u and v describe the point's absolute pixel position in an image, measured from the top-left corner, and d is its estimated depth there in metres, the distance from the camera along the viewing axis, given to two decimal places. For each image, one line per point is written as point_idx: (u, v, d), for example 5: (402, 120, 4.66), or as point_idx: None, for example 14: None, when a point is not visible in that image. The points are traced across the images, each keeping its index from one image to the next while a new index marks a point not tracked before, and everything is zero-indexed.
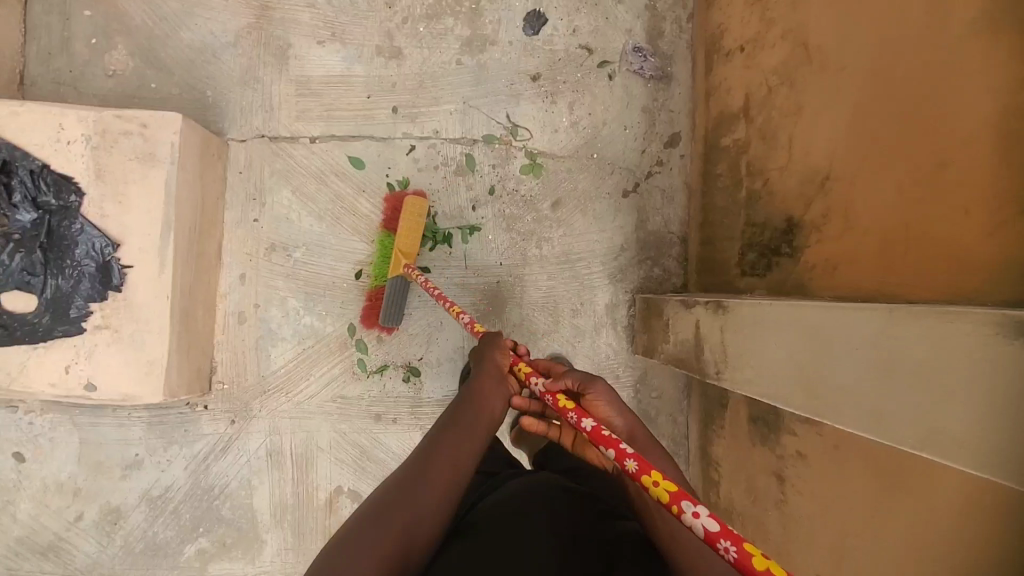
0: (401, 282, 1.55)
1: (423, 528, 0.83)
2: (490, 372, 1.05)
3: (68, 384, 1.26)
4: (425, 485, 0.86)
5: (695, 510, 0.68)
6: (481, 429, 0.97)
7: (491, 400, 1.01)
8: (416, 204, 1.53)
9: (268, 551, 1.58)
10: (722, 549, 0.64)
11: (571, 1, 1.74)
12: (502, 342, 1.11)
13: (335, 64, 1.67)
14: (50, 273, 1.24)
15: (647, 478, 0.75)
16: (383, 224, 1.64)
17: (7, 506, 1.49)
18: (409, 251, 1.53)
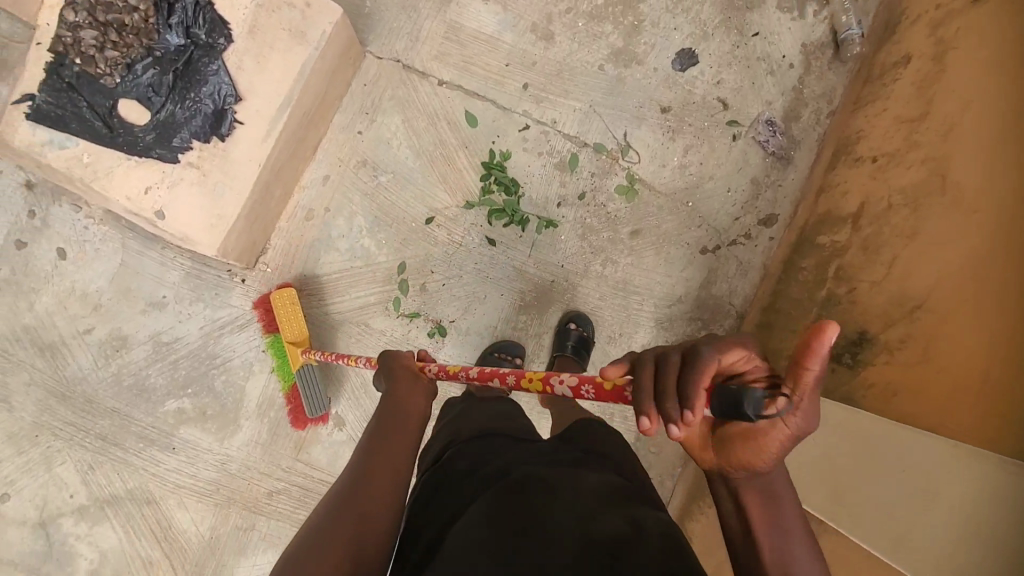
0: (313, 370, 1.55)
1: (376, 530, 0.81)
2: (404, 376, 1.10)
3: (142, 204, 1.28)
4: (369, 489, 0.85)
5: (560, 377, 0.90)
6: (409, 424, 1.01)
7: (409, 400, 1.05)
8: (288, 295, 1.53)
9: (239, 437, 1.58)
10: (586, 392, 0.86)
11: (727, 55, 1.76)
12: (405, 353, 1.18)
13: (489, 23, 1.70)
14: (171, 98, 1.27)
15: (525, 378, 0.96)
16: (264, 331, 1.58)
17: (30, 293, 1.51)
18: (300, 339, 1.54)
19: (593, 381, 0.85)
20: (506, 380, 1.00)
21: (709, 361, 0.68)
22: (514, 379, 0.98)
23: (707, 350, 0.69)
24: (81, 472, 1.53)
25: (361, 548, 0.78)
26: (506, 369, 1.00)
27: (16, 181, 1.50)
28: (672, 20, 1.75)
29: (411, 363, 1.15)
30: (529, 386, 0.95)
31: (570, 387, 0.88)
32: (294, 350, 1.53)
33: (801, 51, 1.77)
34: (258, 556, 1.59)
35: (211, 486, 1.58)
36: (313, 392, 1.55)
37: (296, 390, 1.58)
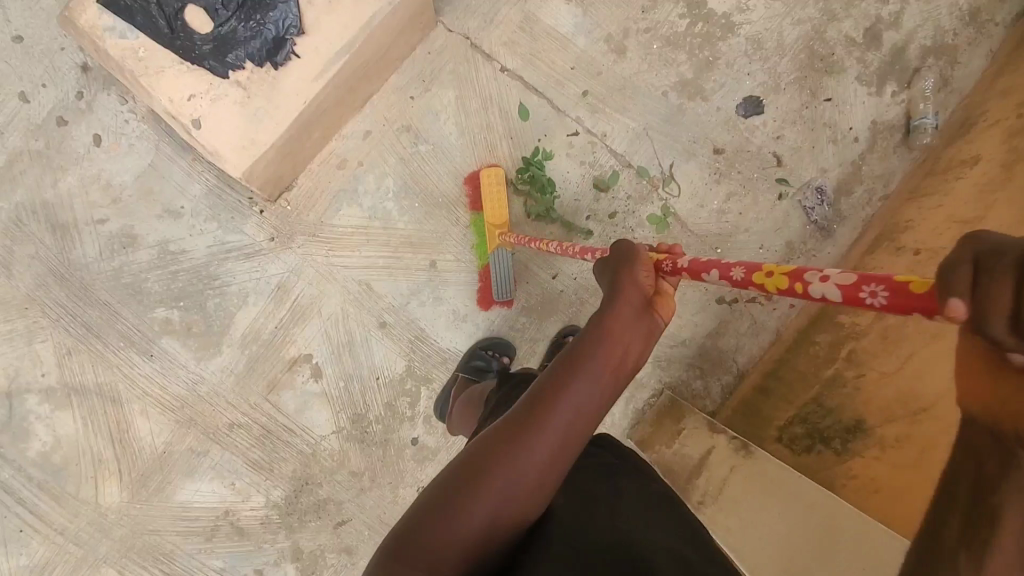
0: (506, 253, 1.61)
1: (507, 510, 0.74)
2: (626, 307, 0.82)
3: (182, 109, 1.29)
4: (517, 457, 0.74)
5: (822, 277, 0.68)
6: (603, 378, 0.78)
7: (619, 347, 0.79)
8: (495, 175, 1.61)
9: (216, 362, 1.58)
10: (869, 295, 0.63)
11: (793, 112, 1.72)
12: (643, 259, 0.87)
13: (565, 23, 1.69)
14: (237, 16, 1.27)
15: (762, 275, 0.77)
16: (469, 207, 1.65)
17: (57, 170, 1.53)
18: (502, 221, 1.60)
19: (869, 282, 0.63)
20: (729, 276, 0.82)
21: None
22: (744, 276, 0.80)
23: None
24: (58, 354, 1.54)
25: (490, 533, 0.73)
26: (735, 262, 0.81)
27: (74, 61, 1.52)
28: (747, 65, 1.72)
29: (644, 280, 0.86)
30: (763, 287, 0.77)
31: (829, 287, 0.67)
32: (496, 230, 1.59)
33: (870, 127, 1.72)
34: (203, 482, 1.59)
35: (176, 402, 1.57)
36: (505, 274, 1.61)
37: (488, 272, 1.65)
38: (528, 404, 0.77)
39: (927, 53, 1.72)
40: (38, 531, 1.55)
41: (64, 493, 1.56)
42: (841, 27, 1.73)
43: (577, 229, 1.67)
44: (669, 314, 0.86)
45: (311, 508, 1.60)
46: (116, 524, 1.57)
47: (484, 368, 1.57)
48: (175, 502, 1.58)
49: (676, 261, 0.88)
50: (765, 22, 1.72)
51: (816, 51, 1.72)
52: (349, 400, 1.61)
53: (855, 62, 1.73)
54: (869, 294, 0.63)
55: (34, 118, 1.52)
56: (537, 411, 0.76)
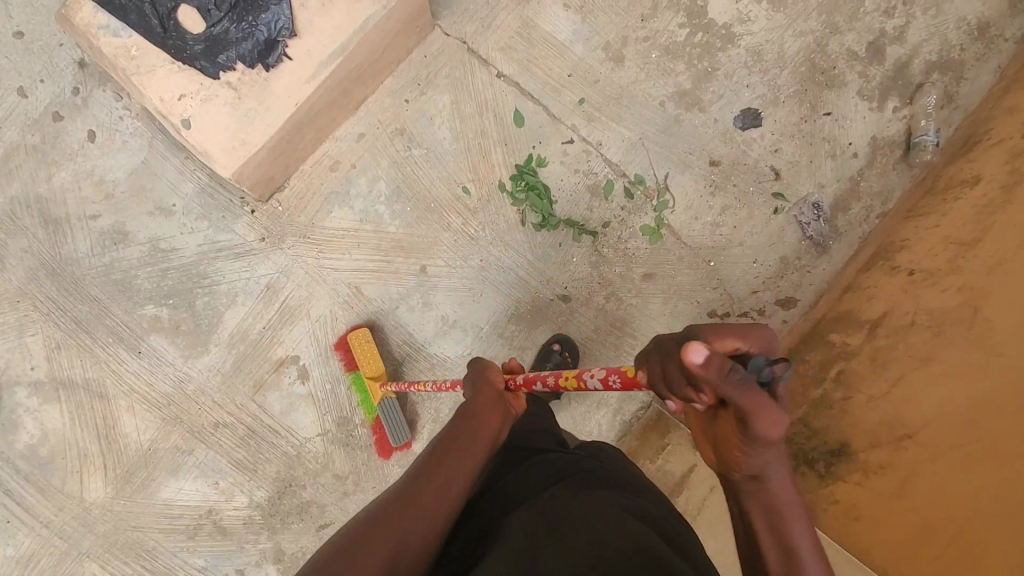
0: (393, 401, 1.55)
1: (413, 544, 0.81)
2: (487, 394, 1.07)
3: (172, 108, 1.29)
4: (416, 496, 0.87)
5: (590, 376, 0.91)
6: (478, 442, 0.98)
7: (485, 419, 1.02)
8: (363, 332, 1.56)
9: (203, 360, 1.58)
10: (614, 383, 0.85)
11: (792, 126, 1.70)
12: (494, 366, 1.15)
13: (563, 30, 1.68)
14: (229, 17, 1.27)
15: (557, 380, 0.99)
16: (346, 368, 1.59)
17: (51, 165, 1.54)
18: (378, 373, 1.55)
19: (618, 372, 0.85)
20: (543, 381, 1.03)
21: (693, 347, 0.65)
22: (553, 379, 0.98)
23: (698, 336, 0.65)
24: (48, 347, 1.55)
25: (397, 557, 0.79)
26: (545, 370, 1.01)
27: (72, 57, 1.53)
28: (747, 77, 1.70)
29: (497, 380, 1.12)
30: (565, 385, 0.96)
31: (599, 381, 0.89)
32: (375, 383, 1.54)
33: (870, 143, 1.70)
34: (187, 481, 1.59)
35: (163, 399, 1.58)
36: (396, 421, 1.55)
37: (379, 423, 1.58)
38: (417, 467, 0.93)
39: (931, 69, 1.70)
40: (24, 524, 1.56)
41: (49, 486, 1.57)
42: (843, 41, 1.71)
43: (580, 229, 1.66)
44: (518, 409, 1.12)
45: (294, 510, 1.60)
46: (100, 519, 1.57)
47: None
48: (158, 499, 1.58)
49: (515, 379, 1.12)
50: (766, 34, 1.70)
51: (817, 64, 1.70)
52: (335, 403, 1.61)
53: (857, 76, 1.70)
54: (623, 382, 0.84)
55: (31, 113, 1.53)
56: (430, 466, 0.92)
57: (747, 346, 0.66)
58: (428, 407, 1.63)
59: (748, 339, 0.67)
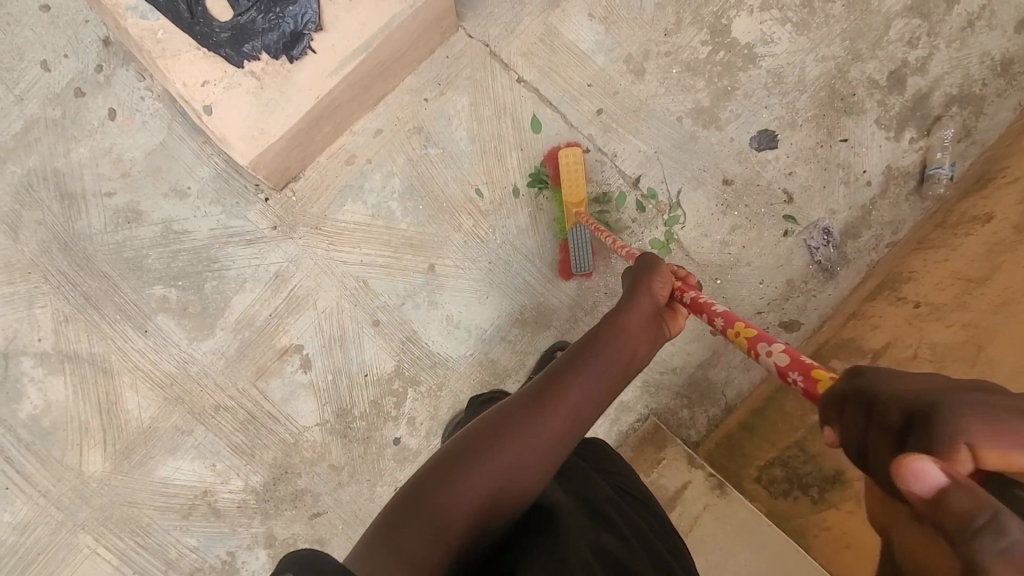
0: (583, 229, 1.61)
1: (537, 450, 0.85)
2: (640, 310, 1.03)
3: (195, 94, 1.28)
4: (535, 414, 0.87)
5: (770, 349, 0.90)
6: (620, 361, 0.96)
7: (633, 340, 0.99)
8: (573, 152, 1.60)
9: (209, 343, 1.60)
10: (792, 378, 0.84)
11: (807, 150, 1.70)
12: (662, 273, 1.09)
13: (586, 40, 1.68)
14: (257, 7, 1.27)
15: (733, 328, 0.97)
16: (552, 180, 1.66)
17: (70, 140, 1.54)
18: (579, 197, 1.60)
19: (803, 371, 0.83)
20: (713, 322, 1.00)
21: (958, 449, 0.52)
22: (723, 323, 0.98)
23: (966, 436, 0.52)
24: (56, 320, 1.57)
25: (507, 475, 0.83)
26: (717, 308, 1.00)
27: (97, 35, 1.54)
28: (766, 98, 1.70)
29: (659, 293, 1.07)
30: (733, 337, 0.97)
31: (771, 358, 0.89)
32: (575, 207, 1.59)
33: (884, 172, 1.71)
34: (185, 461, 1.61)
35: (166, 379, 1.59)
36: (581, 249, 1.62)
37: (567, 246, 1.67)
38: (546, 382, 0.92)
39: (951, 102, 1.70)
40: (21, 492, 1.58)
41: (49, 457, 1.59)
42: (865, 68, 1.71)
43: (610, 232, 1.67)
44: (674, 329, 1.09)
45: (288, 497, 1.62)
46: (96, 493, 1.60)
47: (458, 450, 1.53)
48: (155, 476, 1.61)
49: (683, 294, 1.08)
50: (788, 57, 1.71)
51: (836, 90, 1.71)
52: (335, 394, 1.63)
53: (876, 105, 1.71)
54: (801, 375, 0.83)
55: (54, 87, 1.54)
56: (567, 374, 0.92)
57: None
58: (428, 404, 1.64)
59: None
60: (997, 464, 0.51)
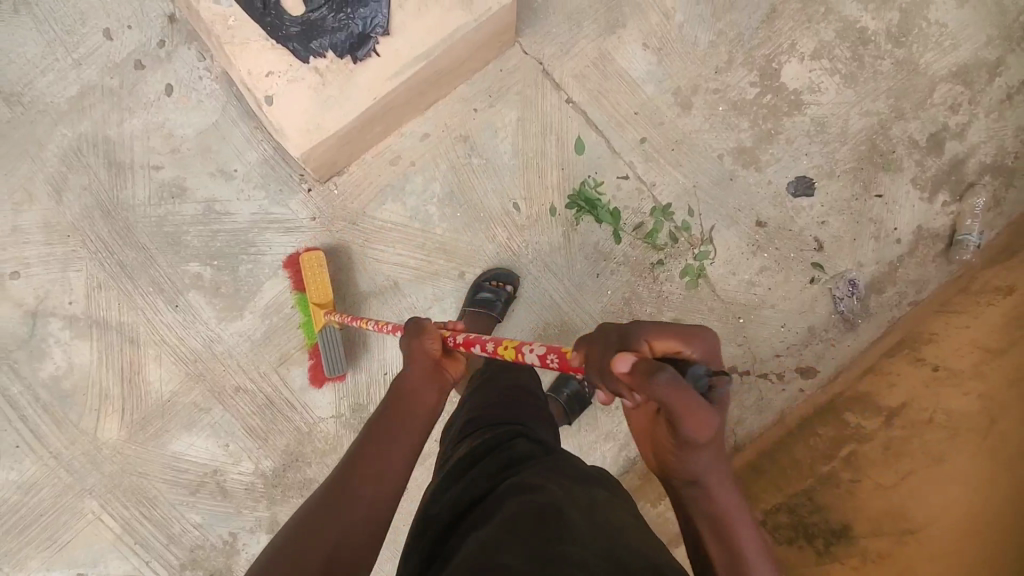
0: (334, 331, 1.57)
1: (357, 531, 0.84)
2: (418, 371, 1.05)
3: (258, 83, 1.29)
4: (347, 497, 0.87)
5: (530, 347, 0.94)
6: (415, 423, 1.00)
7: (415, 399, 1.03)
8: (316, 258, 1.56)
9: (237, 325, 1.63)
10: (550, 362, 0.88)
11: (842, 202, 1.73)
12: (432, 330, 1.10)
13: (638, 69, 1.70)
14: (329, 5, 1.28)
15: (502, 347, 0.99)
16: (295, 287, 1.62)
17: (125, 111, 1.55)
18: (325, 300, 1.57)
19: (558, 353, 0.88)
20: (484, 347, 1.01)
21: (641, 345, 0.71)
22: (493, 346, 1.00)
23: (641, 339, 0.72)
24: (89, 286, 1.59)
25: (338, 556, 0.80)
26: (486, 336, 1.02)
27: (162, 10, 1.55)
28: (807, 145, 1.73)
29: (433, 346, 1.08)
30: (501, 355, 0.99)
31: (536, 356, 0.91)
32: (319, 310, 1.56)
33: (914, 232, 1.73)
34: (198, 438, 1.63)
35: (191, 355, 1.62)
36: (332, 353, 1.58)
37: (317, 351, 1.63)
38: (349, 466, 0.92)
39: (985, 170, 1.73)
40: (33, 451, 1.60)
41: (66, 420, 1.61)
42: (906, 127, 1.73)
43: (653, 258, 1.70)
44: (456, 372, 1.12)
45: (296, 485, 1.65)
46: (108, 460, 1.62)
47: (490, 300, 1.61)
48: (168, 450, 1.63)
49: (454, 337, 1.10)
50: (834, 107, 1.73)
51: (877, 146, 1.73)
52: (353, 389, 1.65)
53: (913, 164, 1.74)
54: (561, 363, 0.86)
55: (113, 57, 1.54)
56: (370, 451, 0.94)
57: (691, 349, 0.72)
58: None
59: (696, 344, 0.73)
60: (661, 350, 0.72)
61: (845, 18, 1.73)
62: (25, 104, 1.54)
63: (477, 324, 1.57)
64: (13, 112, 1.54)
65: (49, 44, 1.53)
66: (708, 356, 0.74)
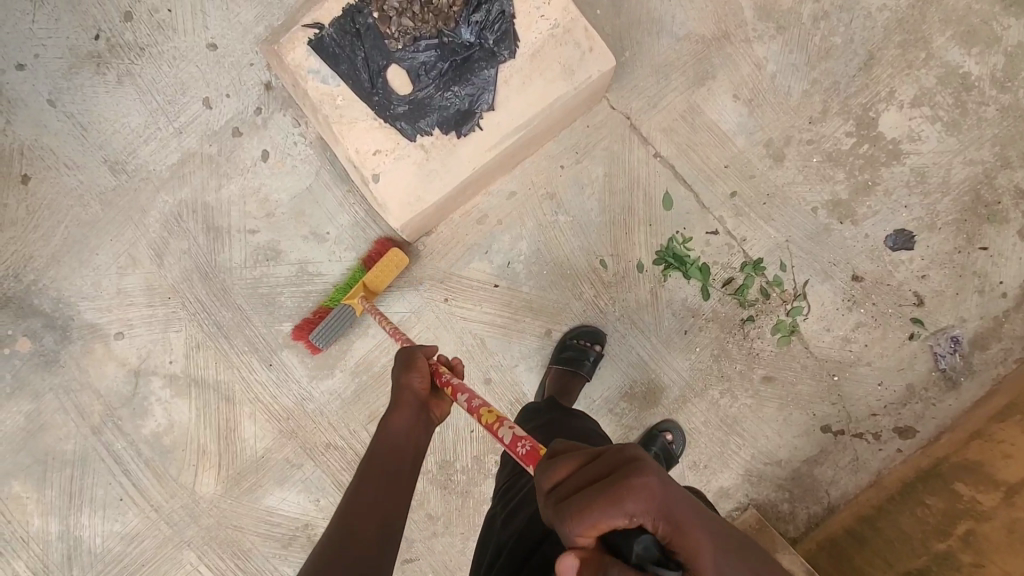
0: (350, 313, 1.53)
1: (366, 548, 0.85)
2: (405, 402, 1.04)
3: (365, 162, 1.34)
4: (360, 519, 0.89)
5: (513, 426, 0.90)
6: (405, 461, 1.00)
7: (405, 437, 1.02)
8: (398, 257, 1.54)
9: (327, 382, 1.65)
10: (520, 447, 0.86)
11: (944, 254, 1.65)
12: (421, 366, 1.08)
13: (728, 121, 1.66)
14: (437, 85, 1.32)
15: (483, 408, 0.96)
16: (364, 262, 1.61)
17: (222, 177, 1.60)
18: (373, 289, 1.54)
19: (530, 443, 0.84)
20: (470, 402, 0.98)
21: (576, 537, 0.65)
22: (478, 404, 0.97)
23: (575, 528, 0.64)
24: (188, 345, 1.63)
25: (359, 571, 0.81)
26: (471, 390, 0.99)
27: (259, 78, 1.59)
28: (906, 197, 1.66)
29: (417, 385, 1.06)
30: (480, 419, 0.95)
31: (509, 437, 0.88)
32: (360, 290, 1.52)
33: (1021, 285, 1.63)
34: (291, 492, 1.66)
35: (284, 413, 1.65)
36: (334, 326, 1.55)
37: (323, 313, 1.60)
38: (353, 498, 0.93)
39: None
40: (135, 503, 1.66)
41: (166, 474, 1.66)
42: (1013, 176, 1.64)
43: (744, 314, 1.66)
44: (441, 411, 1.09)
45: None
46: (205, 513, 1.66)
47: (576, 358, 1.59)
48: (262, 504, 1.66)
49: (445, 381, 1.06)
50: (935, 157, 1.65)
51: (981, 196, 1.64)
52: (441, 446, 1.66)
53: (1021, 214, 1.64)
54: (529, 453, 0.84)
55: (211, 124, 1.60)
56: (371, 482, 0.95)
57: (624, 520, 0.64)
58: None
59: (627, 510, 0.64)
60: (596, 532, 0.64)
61: (949, 63, 1.64)
62: (129, 172, 1.61)
63: (574, 386, 1.56)
64: (119, 180, 1.61)
65: (152, 113, 1.60)
66: (650, 510, 0.65)
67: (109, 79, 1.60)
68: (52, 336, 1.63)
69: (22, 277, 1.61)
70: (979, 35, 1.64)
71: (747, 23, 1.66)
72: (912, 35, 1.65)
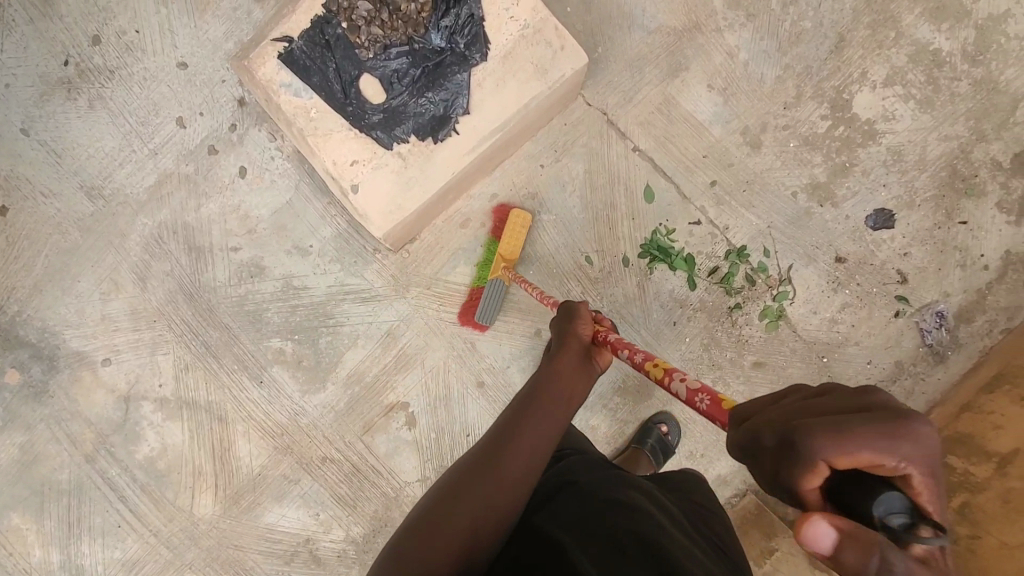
0: (503, 285, 1.57)
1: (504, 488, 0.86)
2: (572, 349, 1.04)
3: (343, 173, 1.33)
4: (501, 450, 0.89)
5: (684, 379, 0.94)
6: (559, 406, 0.96)
7: (566, 383, 0.99)
8: (524, 219, 1.58)
9: (320, 396, 1.64)
10: (699, 400, 0.89)
11: (924, 231, 1.66)
12: (583, 318, 1.09)
13: (703, 111, 1.67)
14: (410, 92, 1.32)
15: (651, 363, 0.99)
16: (490, 232, 1.63)
17: (201, 196, 1.59)
18: (511, 256, 1.57)
19: (710, 397, 0.87)
20: (632, 358, 1.00)
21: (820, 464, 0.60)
22: (642, 358, 1.00)
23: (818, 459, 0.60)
24: (177, 368, 1.62)
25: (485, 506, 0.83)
26: (637, 345, 1.00)
27: (232, 94, 1.58)
28: (883, 176, 1.67)
29: (584, 335, 1.06)
30: (647, 373, 0.99)
31: (687, 388, 0.92)
32: (500, 262, 1.56)
33: (1002, 257, 1.65)
34: (290, 508, 1.65)
35: (278, 429, 1.64)
36: (493, 303, 1.58)
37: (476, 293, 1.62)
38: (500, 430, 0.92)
39: None
40: (133, 529, 1.64)
41: (163, 498, 1.64)
42: (988, 149, 1.66)
43: (730, 301, 1.67)
44: (605, 363, 1.07)
45: None
46: (205, 534, 1.65)
47: None
48: (261, 522, 1.65)
49: (605, 336, 1.07)
50: (910, 134, 1.67)
51: (958, 170, 1.66)
52: (438, 453, 1.65)
53: (998, 186, 1.66)
54: (711, 407, 0.87)
55: (187, 143, 1.59)
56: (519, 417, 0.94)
57: (892, 458, 0.58)
58: None
59: (901, 449, 0.58)
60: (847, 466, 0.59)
61: (919, 41, 1.66)
62: (107, 197, 1.59)
63: None
64: (97, 206, 1.59)
65: (126, 136, 1.59)
66: (923, 462, 0.59)
67: (81, 104, 1.58)
68: (40, 366, 1.61)
69: (5, 308, 1.59)
70: (947, 11, 1.65)
71: (717, 12, 1.66)
72: (880, 15, 1.66)
